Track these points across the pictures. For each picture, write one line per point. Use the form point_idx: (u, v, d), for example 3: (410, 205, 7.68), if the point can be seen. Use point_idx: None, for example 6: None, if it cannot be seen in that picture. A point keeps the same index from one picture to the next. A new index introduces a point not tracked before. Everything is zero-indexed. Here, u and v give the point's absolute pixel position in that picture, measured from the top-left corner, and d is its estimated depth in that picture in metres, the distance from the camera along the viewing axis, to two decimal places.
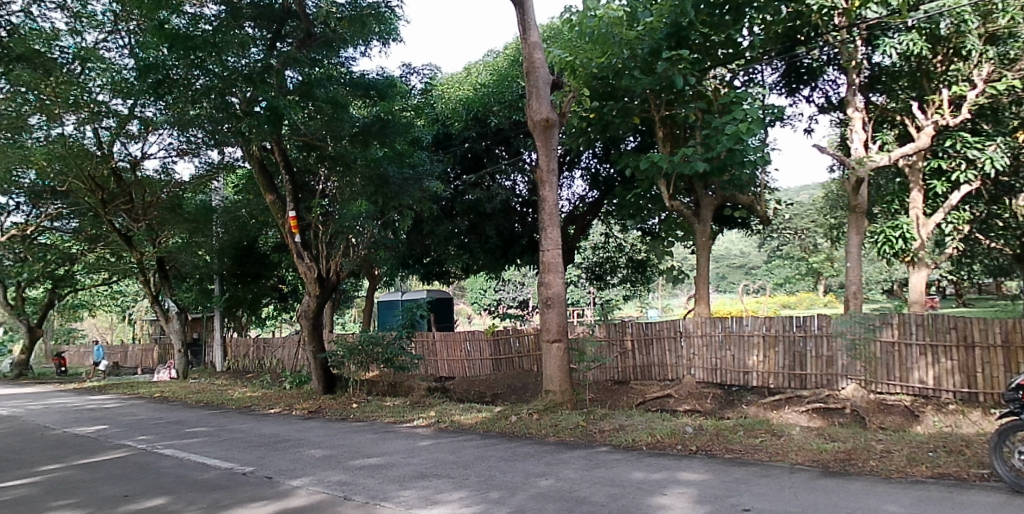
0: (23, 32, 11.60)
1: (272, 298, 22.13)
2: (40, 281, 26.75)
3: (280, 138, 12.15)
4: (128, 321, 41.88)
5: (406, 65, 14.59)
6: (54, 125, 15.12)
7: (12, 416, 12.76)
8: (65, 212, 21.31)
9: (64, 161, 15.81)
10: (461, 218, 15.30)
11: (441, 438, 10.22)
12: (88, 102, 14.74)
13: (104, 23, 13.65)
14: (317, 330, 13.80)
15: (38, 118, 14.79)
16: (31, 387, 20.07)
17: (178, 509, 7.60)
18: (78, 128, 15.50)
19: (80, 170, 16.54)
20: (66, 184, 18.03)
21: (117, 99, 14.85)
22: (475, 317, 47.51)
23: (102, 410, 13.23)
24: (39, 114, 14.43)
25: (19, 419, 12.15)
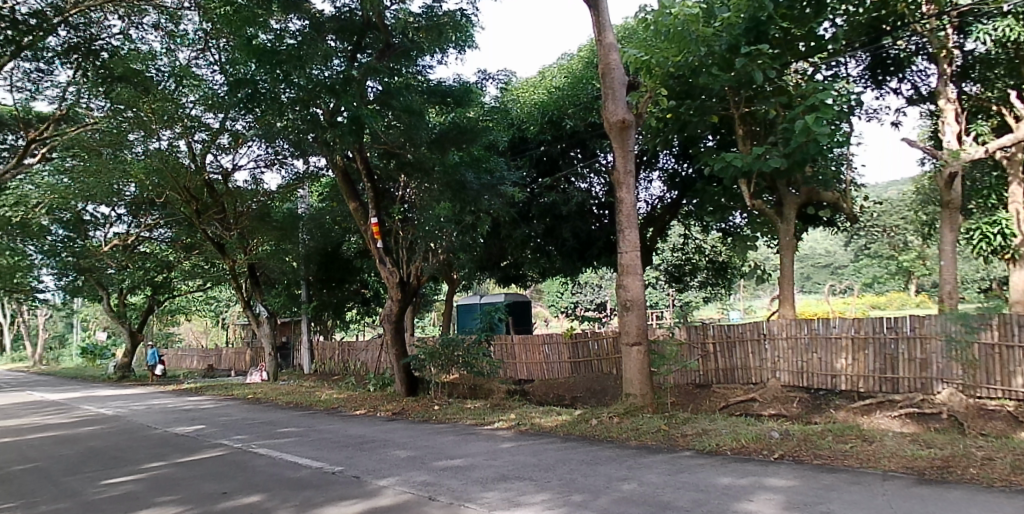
0: (121, 54, 12.70)
1: (355, 302, 22.70)
2: (141, 288, 28.31)
3: (362, 147, 12.39)
4: (222, 327, 43.82)
5: (481, 71, 14.59)
6: (151, 140, 15.87)
7: (123, 416, 13.57)
8: (161, 222, 22.94)
9: (160, 175, 16.67)
10: (538, 221, 15.51)
11: (523, 440, 10.29)
12: (183, 116, 15.37)
13: (196, 42, 14.09)
14: (400, 334, 14.05)
15: (137, 135, 15.60)
16: (136, 389, 21.24)
17: (273, 506, 7.92)
18: (173, 142, 16.25)
19: (175, 182, 17.36)
20: (163, 196, 19.06)
21: (209, 114, 15.52)
22: (550, 320, 47.55)
23: (201, 411, 13.88)
24: (138, 130, 15.29)
25: (126, 418, 12.89)
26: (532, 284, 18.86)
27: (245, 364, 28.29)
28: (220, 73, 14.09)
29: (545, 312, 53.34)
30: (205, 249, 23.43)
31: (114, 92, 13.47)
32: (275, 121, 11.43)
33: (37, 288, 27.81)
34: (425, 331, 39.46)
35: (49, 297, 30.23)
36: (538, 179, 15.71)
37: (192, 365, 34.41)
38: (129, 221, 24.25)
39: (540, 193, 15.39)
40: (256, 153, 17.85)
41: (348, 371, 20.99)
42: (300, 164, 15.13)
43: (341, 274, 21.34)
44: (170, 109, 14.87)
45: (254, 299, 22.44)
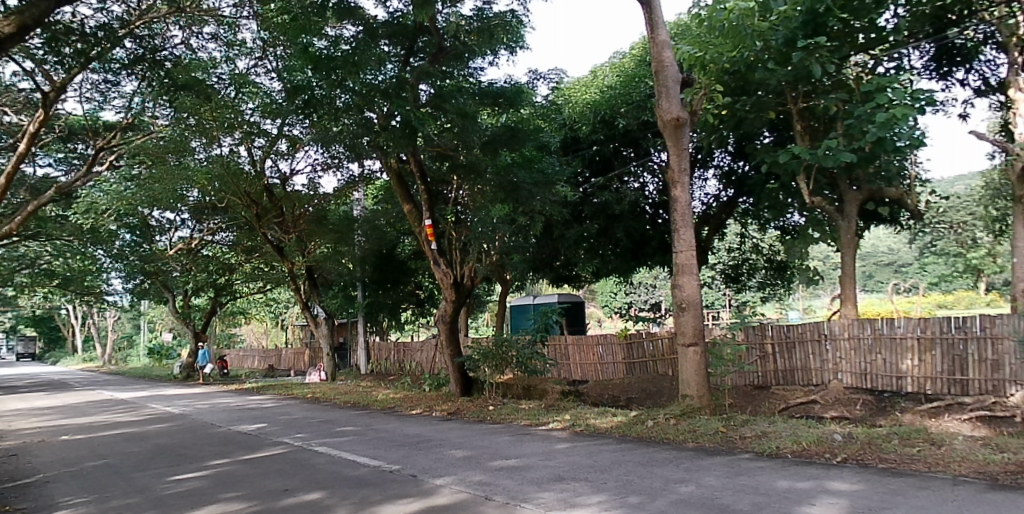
0: (182, 63, 13.17)
1: (411, 304, 22.98)
2: (205, 291, 29.26)
3: (416, 150, 12.54)
4: (281, 328, 44.82)
5: (532, 71, 14.57)
6: (212, 147, 16.38)
7: (190, 414, 14.01)
8: (224, 226, 23.62)
9: (222, 180, 17.18)
10: (591, 221, 15.40)
11: (578, 441, 10.24)
12: (243, 123, 15.55)
13: (254, 50, 14.34)
14: (454, 335, 14.17)
15: (199, 142, 16.10)
16: (201, 388, 21.92)
17: (332, 503, 8.06)
18: (233, 148, 16.69)
19: (235, 187, 17.87)
20: (225, 201, 19.64)
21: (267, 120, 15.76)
22: (604, 321, 47.28)
23: (263, 409, 14.24)
24: (199, 137, 15.79)
25: (191, 417, 13.31)
26: (584, 284, 18.80)
27: (304, 364, 28.91)
28: (277, 80, 14.35)
29: (599, 313, 52.97)
30: (265, 252, 24.04)
31: (177, 100, 13.92)
32: (331, 125, 11.67)
33: (107, 291, 28.99)
34: (479, 332, 39.60)
35: (118, 300, 31.49)
36: (591, 178, 15.68)
37: (253, 365, 35.34)
38: (192, 226, 25.05)
39: (593, 192, 15.34)
40: (313, 157, 18.15)
41: (404, 371, 21.28)
42: (355, 167, 15.39)
43: (396, 275, 21.62)
44: (230, 116, 15.15)
45: (312, 301, 22.90)
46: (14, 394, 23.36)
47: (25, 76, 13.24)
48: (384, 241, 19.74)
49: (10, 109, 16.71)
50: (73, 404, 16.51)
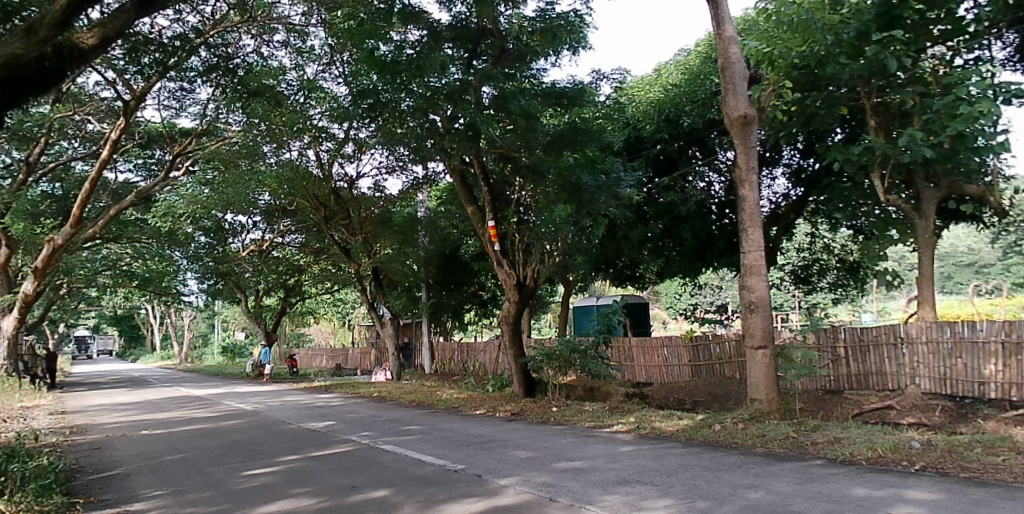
0: (255, 70, 13.59)
1: (474, 305, 23.13)
2: (276, 291, 30.61)
3: (479, 152, 12.66)
4: (347, 328, 45.71)
5: (596, 70, 14.67)
6: (283, 151, 16.91)
7: (263, 411, 14.43)
8: (294, 229, 24.36)
9: (291, 184, 17.67)
10: (656, 222, 15.27)
11: (643, 444, 10.12)
12: (311, 127, 16.05)
13: (322, 56, 14.62)
14: (517, 336, 14.21)
15: (270, 146, 16.69)
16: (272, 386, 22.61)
17: (399, 500, 8.17)
18: (302, 152, 17.14)
19: (304, 190, 18.35)
20: (295, 204, 20.20)
21: (333, 123, 15.90)
22: (668, 322, 46.67)
23: (331, 407, 14.57)
24: (269, 142, 16.35)
25: (263, 414, 13.72)
26: (648, 285, 18.61)
27: (370, 363, 29.44)
28: (344, 85, 14.57)
29: (664, 313, 52.28)
30: (332, 253, 24.65)
31: (249, 106, 14.36)
32: (395, 129, 11.87)
33: (184, 292, 30.19)
34: (541, 332, 39.62)
35: (194, 301, 32.76)
36: (655, 179, 15.46)
37: (321, 364, 36.20)
38: (263, 228, 25.87)
39: (658, 192, 15.12)
40: (378, 161, 18.43)
41: (467, 372, 21.50)
42: (419, 168, 15.59)
43: (460, 276, 21.82)
44: (299, 121, 15.47)
45: (378, 301, 23.31)
46: (98, 389, 24.53)
47: (108, 86, 13.93)
48: (447, 242, 20.01)
49: (95, 118, 17.58)
50: (153, 400, 17.23)
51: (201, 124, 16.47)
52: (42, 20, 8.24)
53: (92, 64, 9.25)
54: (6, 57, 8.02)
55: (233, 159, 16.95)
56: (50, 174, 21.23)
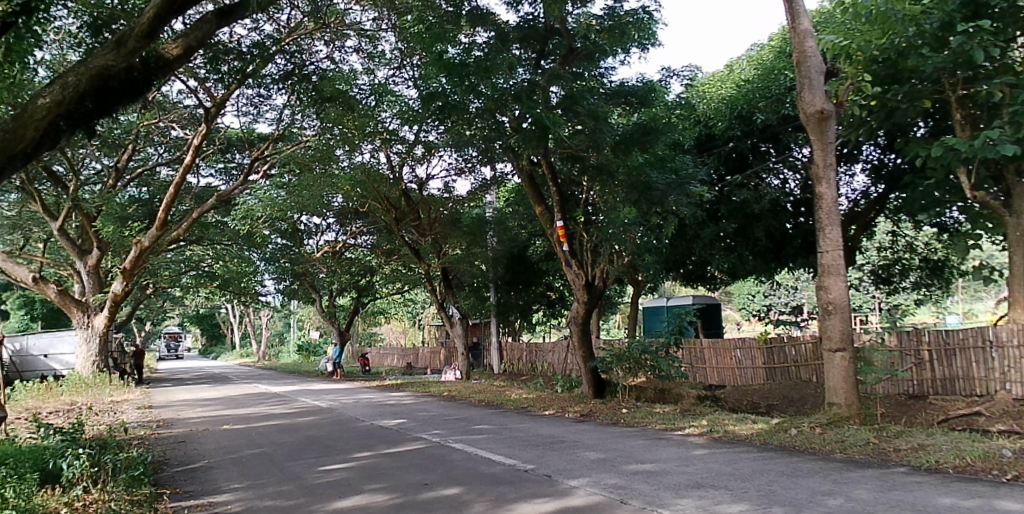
0: (330, 76, 13.94)
1: (541, 305, 23.19)
2: (348, 291, 31.67)
3: (547, 152, 12.71)
4: (417, 328, 46.43)
5: (666, 68, 14.53)
6: (355, 154, 17.33)
7: (339, 408, 14.80)
8: (365, 230, 24.98)
9: (363, 186, 18.11)
10: (728, 221, 15.08)
11: (717, 448, 9.93)
12: (382, 130, 16.30)
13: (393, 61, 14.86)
14: (586, 336, 14.28)
15: (343, 150, 17.14)
16: (345, 384, 23.20)
17: (470, 499, 8.23)
18: (373, 155, 17.52)
19: (376, 193, 18.73)
20: (367, 206, 20.65)
21: (404, 126, 16.09)
22: (741, 323, 45.62)
23: (403, 405, 14.83)
24: (343, 146, 16.80)
25: (337, 411, 14.06)
26: (720, 285, 18.29)
27: (440, 362, 29.88)
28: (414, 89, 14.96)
29: (735, 315, 51.19)
30: (402, 254, 25.18)
31: (324, 111, 14.76)
32: (464, 130, 12.23)
33: (261, 291, 31.32)
34: (610, 333, 39.38)
35: (271, 301, 33.90)
36: (726, 177, 15.28)
37: (393, 363, 36.91)
38: (336, 230, 26.62)
39: (730, 191, 14.85)
40: (447, 162, 18.64)
41: (535, 372, 21.58)
42: (487, 169, 15.72)
43: (528, 276, 21.92)
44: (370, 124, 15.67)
45: (447, 302, 23.56)
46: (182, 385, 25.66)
47: (191, 94, 14.52)
48: (516, 243, 20.35)
49: (178, 125, 18.37)
50: (234, 396, 17.88)
51: (279, 129, 17.71)
52: (131, 32, 8.78)
53: (174, 75, 9.73)
54: (97, 68, 8.53)
55: (309, 163, 17.45)
56: (137, 180, 22.36)
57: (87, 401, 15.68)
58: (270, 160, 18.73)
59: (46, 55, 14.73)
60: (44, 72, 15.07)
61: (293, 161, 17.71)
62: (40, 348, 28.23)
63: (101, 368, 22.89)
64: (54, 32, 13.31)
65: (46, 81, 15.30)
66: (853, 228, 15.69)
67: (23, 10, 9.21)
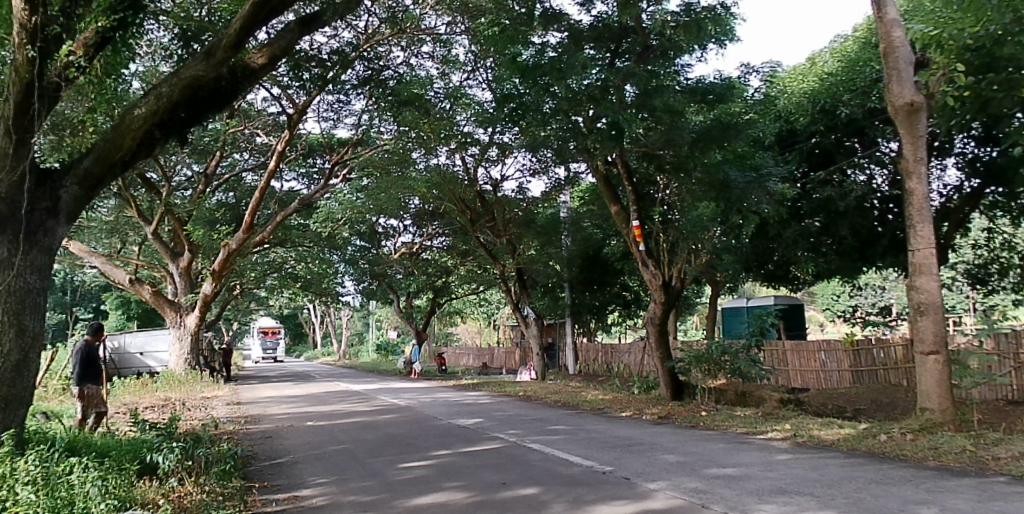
0: (407, 81, 14.19)
1: (617, 305, 23.07)
2: (425, 292, 32.30)
3: (622, 151, 12.72)
4: (491, 328, 46.82)
5: (744, 64, 14.37)
6: (431, 157, 17.69)
7: (418, 407, 15.06)
8: (441, 231, 25.41)
9: (440, 188, 18.41)
10: (811, 219, 14.80)
11: (801, 453, 9.65)
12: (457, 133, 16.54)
13: (467, 64, 14.99)
14: (664, 338, 14.11)
15: (419, 153, 17.48)
16: (424, 382, 23.58)
17: (549, 499, 8.23)
18: (449, 157, 17.82)
19: (453, 194, 18.95)
20: (443, 207, 21.07)
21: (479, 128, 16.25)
22: (826, 325, 43.95)
23: (481, 405, 14.99)
24: (419, 149, 17.24)
25: (416, 409, 14.32)
26: (803, 286, 17.86)
27: (515, 362, 30.03)
28: (489, 92, 15.03)
29: (819, 316, 49.61)
30: (476, 254, 25.54)
31: (401, 116, 15.06)
32: (539, 131, 12.39)
33: (341, 292, 32.29)
34: (687, 333, 38.89)
35: (350, 301, 34.83)
36: (809, 173, 15.10)
37: (468, 363, 37.34)
38: (413, 231, 27.21)
39: (813, 188, 14.75)
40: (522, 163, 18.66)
41: (611, 373, 21.55)
42: (562, 169, 15.79)
43: (602, 276, 21.80)
44: (446, 127, 15.82)
45: (522, 302, 23.69)
46: (268, 382, 26.71)
47: (274, 101, 14.98)
48: (591, 243, 20.36)
49: (262, 131, 19.08)
50: (318, 393, 18.47)
51: (357, 134, 18.18)
52: (220, 43, 9.10)
53: (260, 82, 10.02)
54: (187, 78, 9.01)
55: (387, 166, 17.87)
56: (225, 185, 23.36)
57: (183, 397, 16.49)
58: (350, 165, 19.27)
59: (141, 67, 15.46)
60: (141, 85, 15.88)
61: (372, 165, 18.21)
62: (136, 346, 29.78)
63: (192, 364, 23.98)
64: (149, 46, 13.98)
65: (142, 93, 16.08)
66: (946, 225, 14.99)
67: (121, 24, 9.67)
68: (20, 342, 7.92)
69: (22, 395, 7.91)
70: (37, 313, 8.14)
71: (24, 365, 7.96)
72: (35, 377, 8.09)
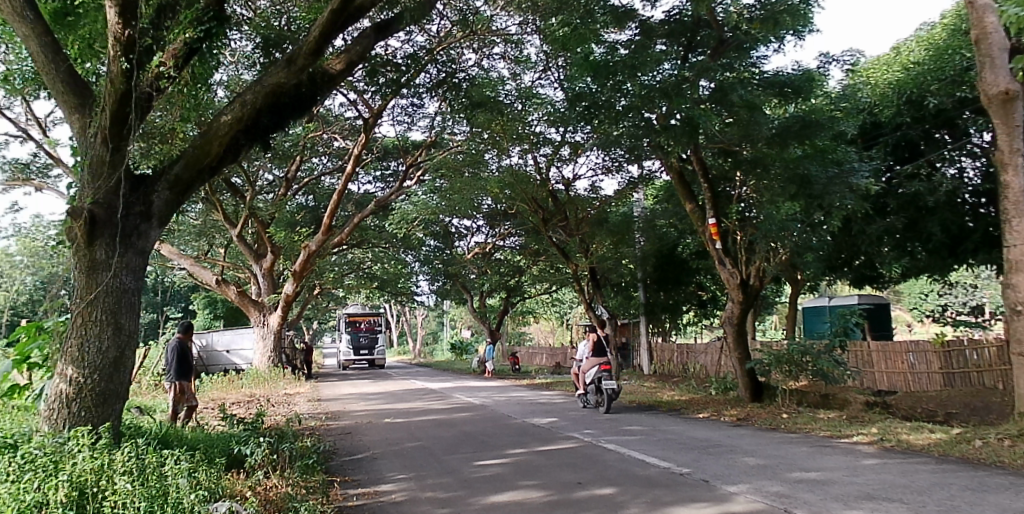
0: (478, 82, 14.24)
1: (692, 304, 22.74)
2: (497, 291, 32.57)
3: (698, 148, 12.68)
4: (564, 327, 46.85)
5: (824, 53, 13.84)
6: (503, 157, 17.96)
7: (493, 406, 15.21)
8: (513, 231, 25.65)
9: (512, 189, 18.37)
10: (897, 215, 14.31)
11: (889, 458, 9.28)
12: (529, 133, 16.68)
13: (538, 64, 15.03)
14: (742, 338, 13.90)
15: (491, 154, 17.98)
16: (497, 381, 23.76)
17: (625, 500, 8.14)
18: (521, 157, 17.98)
19: (525, 194, 19.05)
20: (516, 207, 21.27)
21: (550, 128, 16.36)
22: (914, 324, 42.09)
23: (556, 404, 15.01)
24: (490, 149, 17.64)
25: (490, 408, 14.46)
26: (888, 285, 17.31)
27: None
28: (561, 90, 14.97)
29: (905, 315, 47.59)
30: (548, 254, 25.60)
31: (474, 118, 15.22)
32: (611, 130, 12.43)
33: (416, 292, 32.87)
34: (765, 332, 37.91)
35: (424, 301, 35.46)
36: (896, 167, 14.69)
37: (541, 363, 37.43)
38: (485, 231, 27.53)
39: (898, 182, 14.22)
40: (594, 162, 18.63)
41: (688, 374, 21.51)
42: (635, 167, 15.72)
43: (678, 275, 21.54)
44: (519, 127, 15.94)
45: (595, 302, 23.64)
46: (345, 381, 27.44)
47: (351, 106, 15.40)
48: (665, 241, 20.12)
49: (340, 135, 19.69)
50: (394, 391, 18.87)
51: (430, 137, 18.44)
52: (300, 50, 9.44)
53: (337, 87, 10.28)
54: (270, 86, 9.37)
55: (461, 168, 18.18)
56: (305, 188, 24.24)
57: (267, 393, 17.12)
58: (424, 167, 19.56)
59: (225, 76, 16.05)
60: (225, 93, 16.51)
61: (445, 166, 18.60)
62: (222, 343, 31.10)
63: (274, 362, 24.87)
64: (233, 56, 14.52)
65: (227, 101, 16.74)
66: None
67: (207, 35, 10.00)
68: (118, 339, 8.34)
69: (119, 390, 8.35)
70: (132, 312, 8.53)
71: (121, 361, 8.39)
72: (131, 372, 8.52)
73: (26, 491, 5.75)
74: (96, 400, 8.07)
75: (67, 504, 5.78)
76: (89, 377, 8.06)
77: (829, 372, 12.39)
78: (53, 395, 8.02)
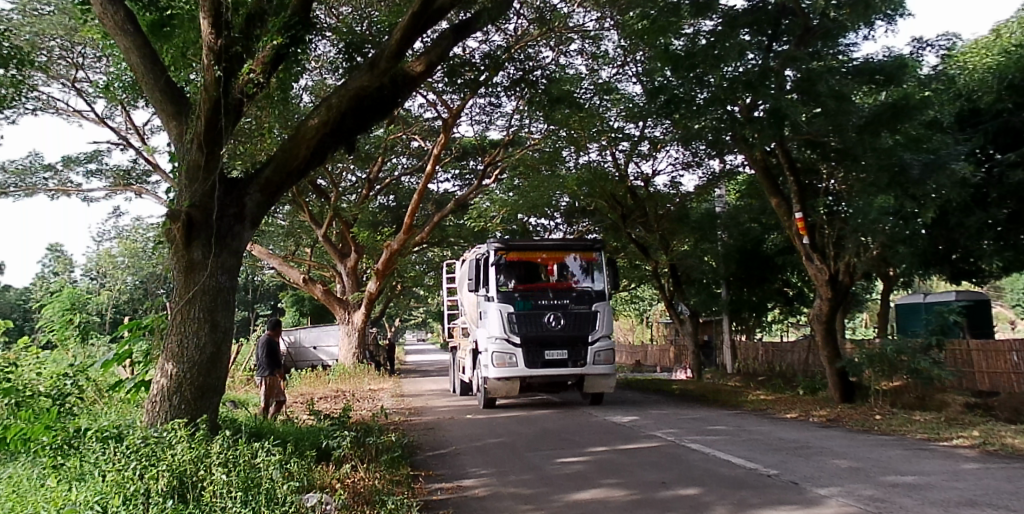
0: (557, 78, 14.46)
1: (778, 301, 22.12)
2: None
3: (783, 140, 12.67)
4: (644, 326, 46.31)
5: (916, 39, 13.22)
6: (581, 154, 17.97)
7: (574, 407, 15.22)
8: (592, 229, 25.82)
9: (590, 186, 18.22)
10: (999, 206, 13.63)
11: (993, 463, 8.81)
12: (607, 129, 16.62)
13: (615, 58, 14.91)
14: (831, 335, 13.82)
15: (569, 151, 18.08)
16: None
17: (710, 500, 8.01)
18: (600, 153, 17.94)
19: (603, 192, 18.91)
20: (593, 204, 21.23)
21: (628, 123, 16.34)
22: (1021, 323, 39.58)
23: (637, 403, 14.92)
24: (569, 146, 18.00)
25: (570, 406, 14.50)
26: (989, 280, 16.40)
27: (671, 361, 29.55)
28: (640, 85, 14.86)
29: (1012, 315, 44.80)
30: (627, 252, 25.40)
31: (553, 116, 15.30)
32: (691, 123, 12.39)
33: None
34: (858, 332, 36.37)
35: None
36: (995, 155, 13.94)
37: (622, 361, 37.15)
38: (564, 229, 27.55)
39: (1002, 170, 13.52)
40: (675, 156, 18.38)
41: (772, 373, 21.03)
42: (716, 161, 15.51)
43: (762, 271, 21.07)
44: (596, 124, 15.90)
45: (675, 299, 23.37)
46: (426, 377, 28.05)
47: (432, 107, 15.71)
48: (748, 237, 19.64)
49: (420, 136, 20.12)
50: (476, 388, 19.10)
51: (508, 135, 19.65)
52: (382, 54, 9.62)
53: (418, 89, 10.35)
54: (355, 89, 9.59)
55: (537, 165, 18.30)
56: (386, 188, 24.78)
57: (353, 388, 17.67)
58: (501, 166, 20.82)
59: (310, 82, 16.60)
60: (311, 98, 17.11)
61: (523, 164, 19.28)
62: (309, 340, 32.36)
63: (359, 359, 25.53)
64: (318, 61, 15.02)
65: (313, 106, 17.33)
66: None
67: (293, 41, 10.27)
68: (213, 336, 8.74)
69: (215, 384, 8.77)
70: (228, 310, 8.93)
71: (217, 357, 8.80)
72: (226, 368, 8.91)
73: (130, 480, 6.05)
74: (194, 393, 8.50)
75: (169, 492, 6.07)
76: (187, 371, 8.51)
77: (927, 372, 11.79)
78: (155, 388, 8.51)
